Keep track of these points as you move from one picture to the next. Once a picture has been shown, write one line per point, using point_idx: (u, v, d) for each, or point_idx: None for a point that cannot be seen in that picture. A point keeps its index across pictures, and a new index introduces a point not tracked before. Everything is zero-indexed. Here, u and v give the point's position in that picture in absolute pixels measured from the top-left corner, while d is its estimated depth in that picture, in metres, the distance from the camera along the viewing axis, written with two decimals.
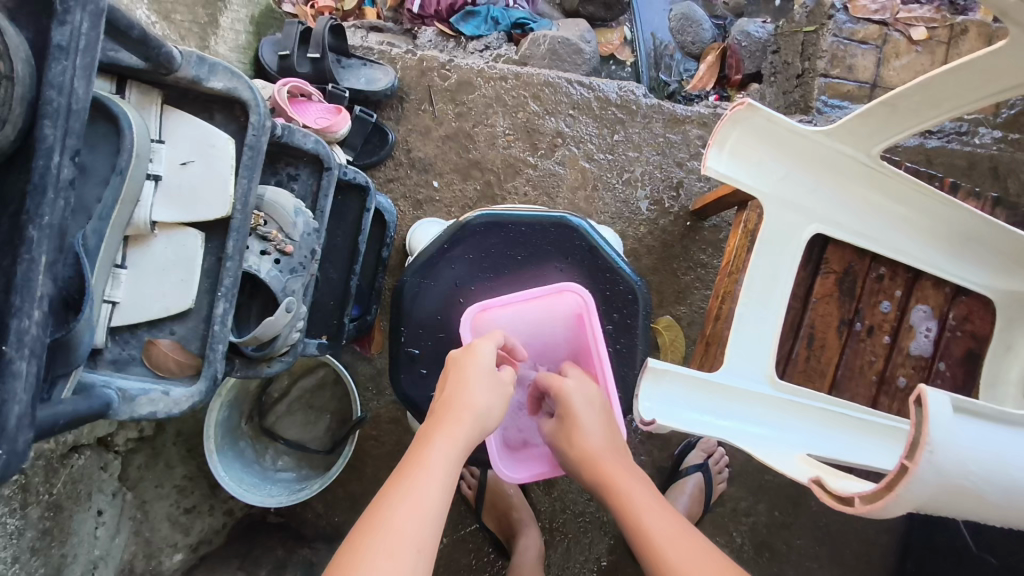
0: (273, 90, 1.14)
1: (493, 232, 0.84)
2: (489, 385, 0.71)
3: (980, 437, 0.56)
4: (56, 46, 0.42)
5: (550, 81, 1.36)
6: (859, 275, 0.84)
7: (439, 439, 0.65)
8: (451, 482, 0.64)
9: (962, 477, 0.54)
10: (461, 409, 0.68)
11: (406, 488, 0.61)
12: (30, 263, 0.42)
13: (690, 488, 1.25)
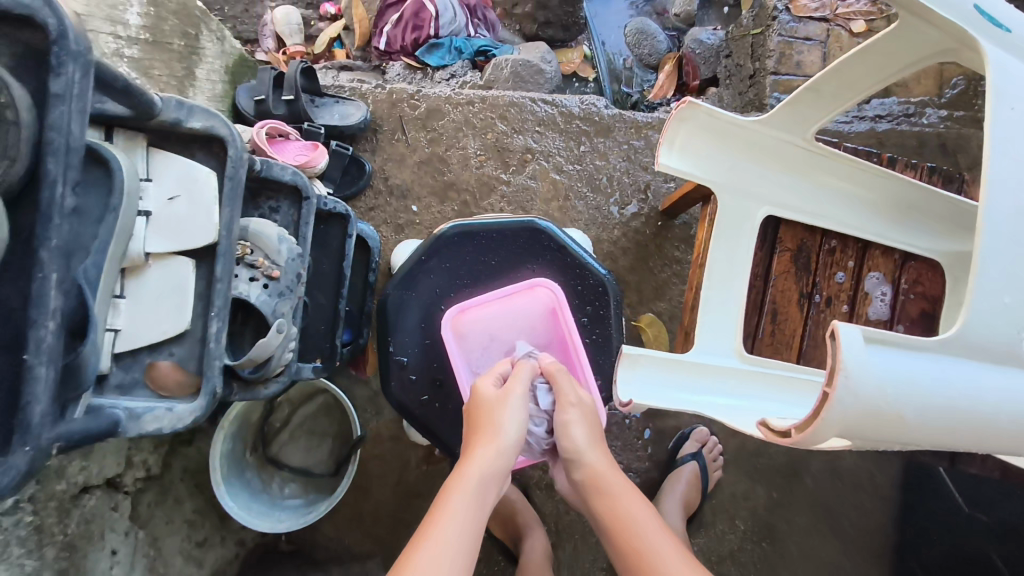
0: (253, 133, 1.20)
1: (466, 240, 0.89)
2: (504, 420, 0.73)
3: (904, 364, 0.59)
4: (54, 94, 0.46)
5: (515, 102, 1.43)
6: (813, 251, 0.90)
7: (461, 489, 0.68)
8: (477, 531, 0.66)
9: (885, 405, 0.57)
10: (484, 456, 0.71)
11: (433, 542, 0.63)
12: (44, 280, 0.47)
13: (686, 475, 1.29)
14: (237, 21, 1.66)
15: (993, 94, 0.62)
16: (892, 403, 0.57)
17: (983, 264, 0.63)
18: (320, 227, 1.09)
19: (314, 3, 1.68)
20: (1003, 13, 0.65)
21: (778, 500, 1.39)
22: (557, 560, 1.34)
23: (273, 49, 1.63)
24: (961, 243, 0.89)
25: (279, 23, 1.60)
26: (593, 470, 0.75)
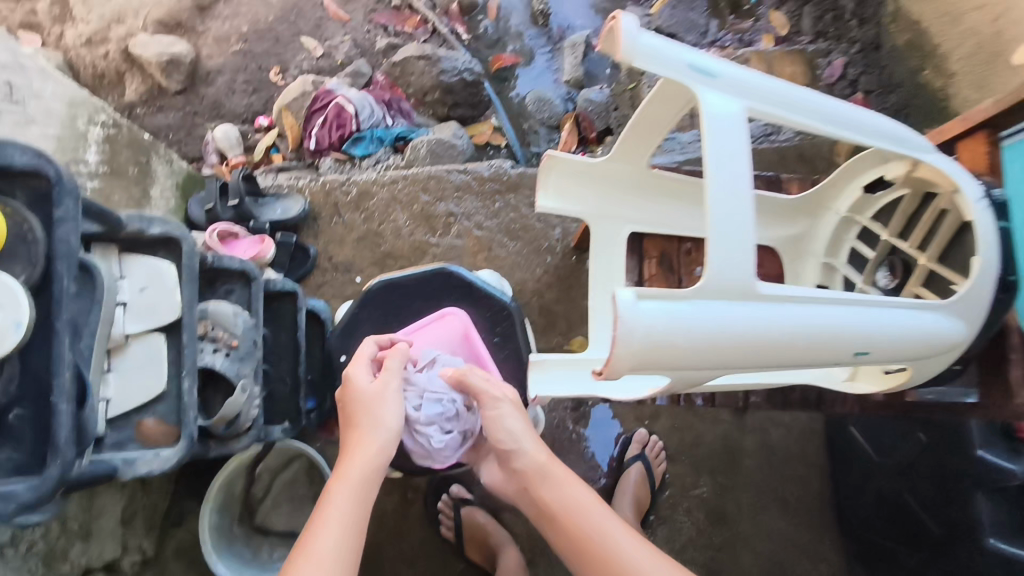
0: (206, 237, 1.40)
1: (392, 291, 1.08)
2: (367, 409, 0.87)
3: (670, 312, 0.68)
4: (60, 218, 0.64)
5: (433, 175, 1.63)
6: (672, 255, 1.12)
7: (339, 482, 0.80)
8: (353, 514, 0.78)
9: (657, 345, 0.67)
10: (361, 446, 0.84)
11: (313, 530, 0.76)
12: (59, 346, 0.62)
13: (634, 477, 1.45)
14: (183, 144, 1.88)
15: (706, 124, 0.71)
16: (664, 337, 0.67)
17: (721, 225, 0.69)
18: (274, 305, 1.27)
19: (249, 119, 1.92)
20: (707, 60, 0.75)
21: (723, 484, 1.55)
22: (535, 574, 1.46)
23: (217, 163, 1.85)
24: (792, 228, 1.10)
25: (220, 140, 1.83)
26: (539, 479, 0.87)
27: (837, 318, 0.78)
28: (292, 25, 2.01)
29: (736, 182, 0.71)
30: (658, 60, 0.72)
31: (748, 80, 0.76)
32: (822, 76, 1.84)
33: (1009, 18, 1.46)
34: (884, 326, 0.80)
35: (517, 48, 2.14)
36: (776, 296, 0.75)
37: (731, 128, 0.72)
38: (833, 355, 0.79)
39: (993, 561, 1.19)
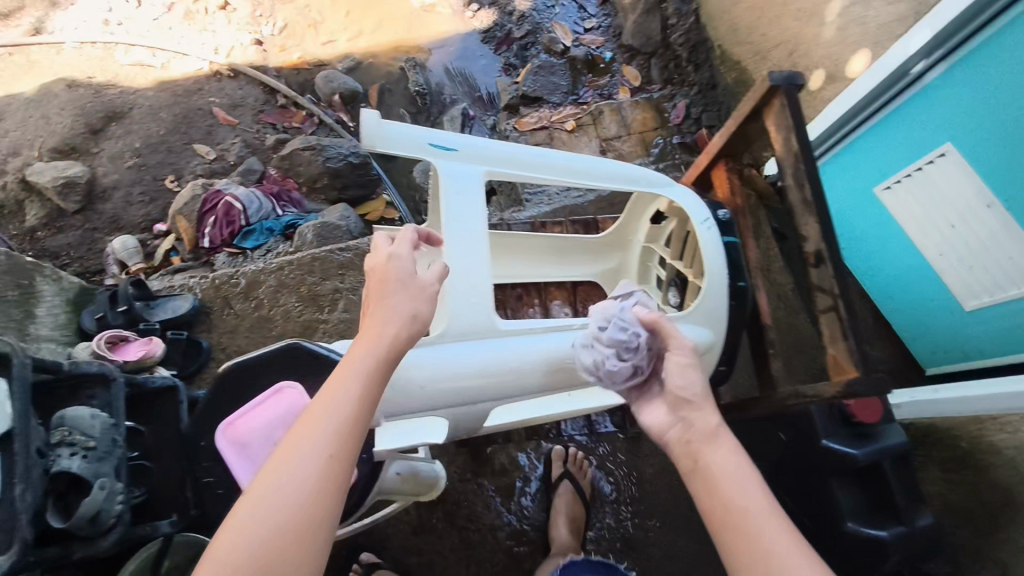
0: (95, 345, 1.46)
1: (241, 374, 1.11)
2: (416, 300, 0.84)
3: (448, 356, 0.99)
4: None
5: (317, 257, 1.74)
6: (505, 301, 1.23)
7: (337, 383, 0.75)
8: (358, 409, 0.74)
9: (437, 382, 0.97)
10: (361, 352, 0.78)
11: (306, 428, 0.71)
12: None
13: (563, 492, 1.55)
14: (84, 259, 1.96)
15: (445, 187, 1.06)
16: (441, 378, 0.97)
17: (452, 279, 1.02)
18: (156, 403, 1.33)
19: (148, 227, 2.02)
20: (450, 140, 1.08)
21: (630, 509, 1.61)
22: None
23: (119, 272, 1.92)
24: (608, 263, 1.24)
25: (119, 251, 1.91)
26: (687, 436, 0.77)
27: (585, 345, 1.06)
28: (183, 135, 2.15)
29: (466, 229, 1.06)
30: (409, 145, 1.04)
31: (487, 151, 1.09)
32: (669, 118, 2.07)
33: (800, 51, 1.73)
34: (637, 341, 1.06)
35: (399, 127, 2.30)
36: (527, 338, 1.05)
37: (461, 191, 1.07)
38: (589, 372, 1.05)
39: (853, 542, 1.23)
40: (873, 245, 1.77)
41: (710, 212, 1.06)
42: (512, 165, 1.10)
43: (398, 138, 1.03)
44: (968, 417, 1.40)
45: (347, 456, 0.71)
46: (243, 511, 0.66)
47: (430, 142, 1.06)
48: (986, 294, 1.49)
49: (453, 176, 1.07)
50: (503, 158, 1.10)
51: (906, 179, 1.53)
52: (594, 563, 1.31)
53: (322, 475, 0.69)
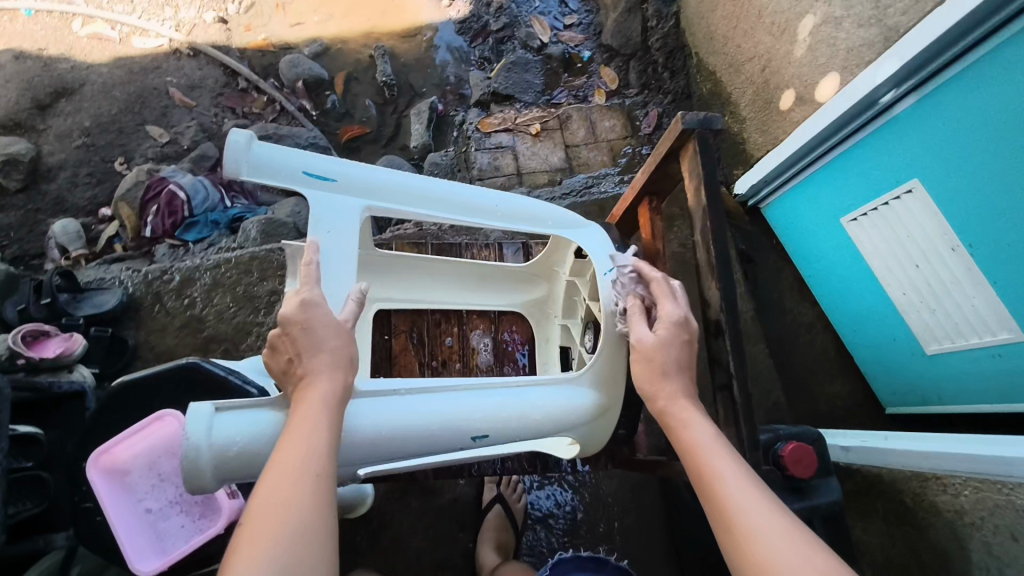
0: (9, 340, 1.37)
1: (129, 392, 1.06)
2: (341, 340, 0.72)
3: (250, 422, 0.70)
4: None
5: (256, 256, 1.69)
6: (422, 326, 1.15)
7: (306, 425, 0.65)
8: (327, 455, 0.64)
9: (231, 456, 0.69)
10: (316, 394, 0.67)
11: (284, 475, 0.60)
12: None
13: (490, 518, 1.49)
14: (24, 241, 1.89)
15: (312, 223, 0.81)
16: (236, 453, 0.69)
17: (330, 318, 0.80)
18: (63, 407, 1.30)
19: (93, 211, 1.95)
20: (330, 165, 0.84)
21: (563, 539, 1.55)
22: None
23: (58, 257, 1.85)
24: (533, 293, 1.17)
25: (59, 235, 1.83)
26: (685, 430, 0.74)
27: (451, 409, 0.81)
28: (137, 115, 2.07)
29: (342, 279, 0.80)
30: (275, 172, 0.80)
31: (374, 181, 0.86)
32: (640, 127, 1.99)
33: (772, 68, 1.66)
34: (517, 403, 0.85)
35: (364, 119, 2.21)
36: (376, 398, 0.78)
37: (337, 232, 0.83)
38: (446, 441, 0.80)
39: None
40: (838, 278, 1.67)
41: (615, 262, 0.92)
42: (407, 202, 0.88)
43: (270, 165, 0.79)
44: (910, 472, 1.34)
45: (329, 502, 0.61)
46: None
47: (304, 169, 0.82)
48: (947, 338, 1.39)
49: (328, 210, 0.83)
50: (397, 191, 0.88)
51: (874, 212, 1.44)
52: (582, 558, 1.09)
53: (314, 526, 0.58)
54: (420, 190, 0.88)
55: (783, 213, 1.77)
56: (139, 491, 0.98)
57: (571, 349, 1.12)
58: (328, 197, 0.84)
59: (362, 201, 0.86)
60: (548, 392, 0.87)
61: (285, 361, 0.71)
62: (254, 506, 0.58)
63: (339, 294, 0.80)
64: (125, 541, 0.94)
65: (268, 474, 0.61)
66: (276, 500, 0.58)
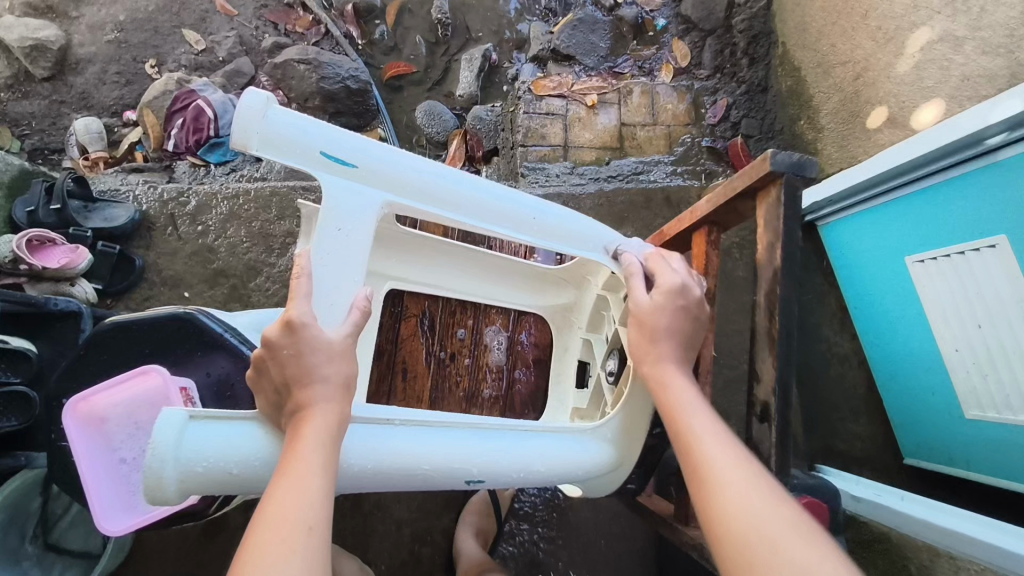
0: (14, 245, 1.29)
1: (119, 334, 1.01)
2: (338, 364, 0.68)
3: (225, 438, 0.66)
4: None
5: (278, 191, 1.60)
6: (436, 313, 1.06)
7: (301, 470, 0.61)
8: (324, 504, 0.60)
9: (198, 473, 0.65)
10: (312, 432, 0.63)
11: (277, 530, 0.56)
12: None
13: (475, 505, 1.43)
14: (45, 133, 1.82)
15: (323, 215, 0.74)
16: (204, 470, 0.65)
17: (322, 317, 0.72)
18: (56, 324, 1.25)
19: (118, 112, 1.85)
20: (354, 148, 0.74)
21: (547, 534, 1.46)
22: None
23: (78, 157, 1.78)
24: (558, 298, 1.09)
25: (81, 133, 1.76)
26: (667, 386, 0.74)
27: (452, 450, 0.73)
28: (174, 16, 1.95)
29: (346, 285, 0.74)
30: (289, 147, 0.71)
31: (402, 174, 0.76)
32: (705, 115, 1.85)
33: (866, 78, 1.49)
34: (522, 452, 0.77)
35: (412, 57, 2.07)
36: (371, 426, 0.72)
37: (349, 228, 0.75)
38: (442, 482, 0.74)
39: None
40: (884, 318, 1.52)
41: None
42: (437, 203, 0.78)
43: (284, 140, 0.71)
44: (924, 543, 1.26)
45: (323, 557, 0.57)
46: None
47: (322, 149, 0.73)
48: (993, 408, 1.24)
49: (344, 201, 0.74)
50: (426, 189, 0.78)
51: (944, 258, 1.28)
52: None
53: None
54: (452, 192, 0.78)
55: (841, 237, 1.63)
56: (114, 442, 0.93)
57: (589, 365, 1.05)
58: (346, 184, 0.75)
59: (384, 194, 0.76)
60: (554, 441, 0.79)
61: (272, 386, 0.67)
62: (245, 562, 0.55)
63: (339, 303, 0.73)
64: (94, 493, 0.90)
65: (259, 527, 0.57)
66: (268, 558, 0.54)
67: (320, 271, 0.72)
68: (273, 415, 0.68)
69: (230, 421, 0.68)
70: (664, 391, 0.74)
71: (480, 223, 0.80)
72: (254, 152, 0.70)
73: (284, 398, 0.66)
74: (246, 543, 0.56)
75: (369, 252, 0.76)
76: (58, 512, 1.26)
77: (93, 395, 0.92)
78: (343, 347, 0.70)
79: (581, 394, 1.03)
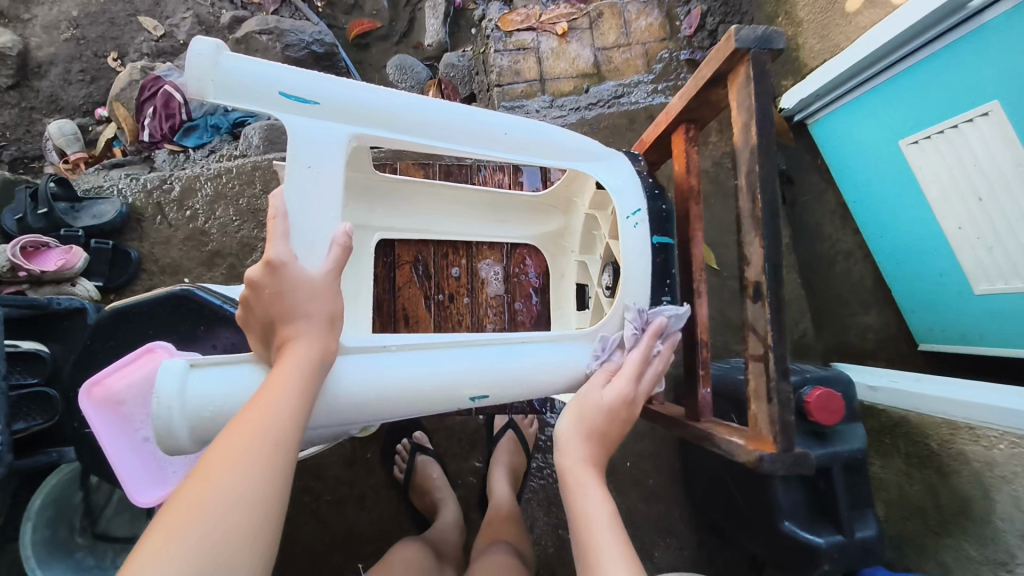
0: (9, 253, 1.31)
1: (119, 320, 1.02)
2: (321, 300, 0.68)
3: (225, 382, 0.69)
4: None
5: (258, 164, 1.59)
6: (428, 257, 1.06)
7: (276, 391, 0.62)
8: (292, 425, 0.61)
9: (206, 417, 0.68)
10: (294, 357, 0.65)
11: (241, 437, 0.57)
12: None
13: (503, 445, 1.43)
14: (21, 142, 1.79)
15: (290, 155, 0.73)
16: (211, 414, 0.68)
17: (297, 237, 0.71)
18: (64, 322, 1.26)
19: (89, 111, 1.84)
20: (311, 83, 0.72)
21: None
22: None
23: (58, 161, 1.75)
24: (549, 226, 1.09)
25: (55, 136, 1.73)
26: (574, 489, 0.69)
27: (451, 368, 0.75)
28: (127, 5, 1.90)
29: (324, 223, 0.73)
30: (247, 92, 0.70)
31: (363, 104, 0.75)
32: (681, 28, 1.78)
33: None
34: (523, 366, 0.78)
35: (374, 12, 2.02)
36: (366, 355, 0.72)
37: (319, 166, 0.74)
38: (446, 401, 0.76)
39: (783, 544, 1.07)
40: (883, 206, 1.50)
41: (643, 201, 0.84)
42: (402, 130, 0.77)
43: (237, 85, 0.69)
44: (941, 419, 1.27)
45: (285, 472, 0.57)
46: (162, 525, 0.50)
47: (280, 89, 0.71)
48: (1001, 278, 1.23)
49: (310, 140, 0.73)
50: (390, 116, 0.76)
51: (939, 134, 1.26)
52: None
53: (264, 494, 0.55)
54: (416, 115, 0.77)
55: (832, 131, 1.59)
56: (133, 422, 0.94)
57: (587, 287, 1.05)
58: (310, 121, 0.73)
59: (349, 127, 0.75)
60: (555, 350, 0.80)
61: (261, 326, 0.68)
62: (209, 456, 0.55)
63: (319, 242, 0.72)
64: (123, 471, 0.91)
65: (229, 431, 0.58)
66: (229, 461, 0.55)
67: (296, 211, 0.72)
68: (265, 353, 0.69)
69: (230, 365, 0.70)
70: (574, 484, 0.70)
71: (449, 144, 0.80)
72: (210, 101, 0.69)
73: (273, 335, 0.67)
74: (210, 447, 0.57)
75: (342, 186, 0.75)
76: (100, 501, 1.30)
77: (101, 382, 0.93)
78: (325, 283, 0.69)
79: (583, 315, 1.04)
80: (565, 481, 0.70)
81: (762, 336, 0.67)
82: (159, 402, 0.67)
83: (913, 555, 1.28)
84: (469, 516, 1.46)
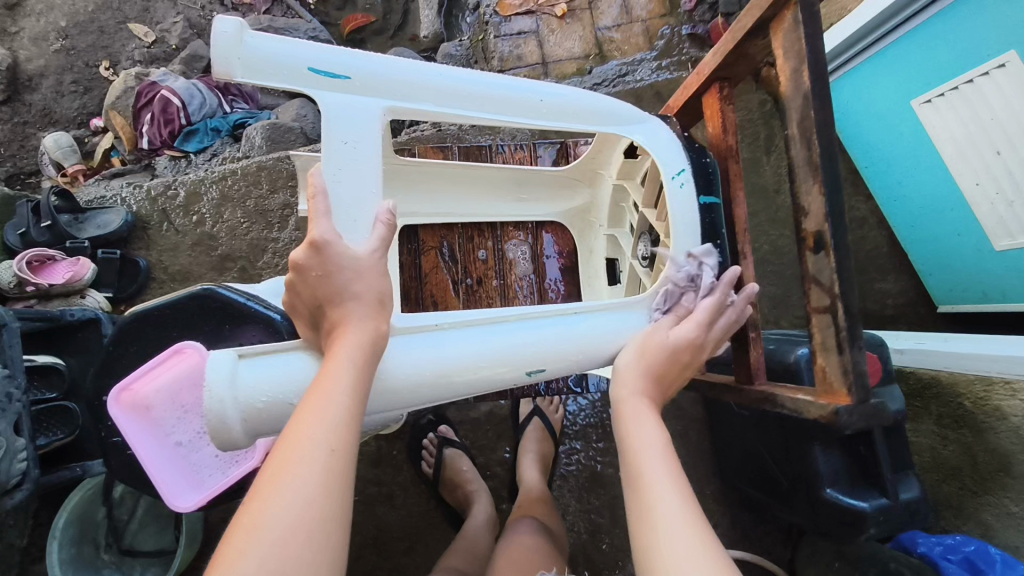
0: (15, 268, 1.28)
1: (142, 323, 1.00)
2: (369, 279, 0.66)
3: (277, 370, 0.67)
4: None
5: (264, 164, 1.56)
6: (453, 242, 1.07)
7: (328, 388, 0.59)
8: (348, 424, 0.59)
9: (260, 407, 0.66)
10: (344, 348, 0.62)
11: (296, 447, 0.55)
12: None
13: (531, 433, 1.40)
14: (17, 158, 1.75)
15: (324, 132, 0.71)
16: (264, 404, 0.66)
17: (339, 214, 0.70)
18: (77, 334, 1.23)
19: (84, 122, 1.80)
20: (339, 58, 0.71)
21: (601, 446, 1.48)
22: (415, 564, 1.39)
23: (55, 174, 1.72)
24: (574, 201, 1.09)
25: (52, 149, 1.69)
26: (628, 421, 0.67)
27: (502, 342, 0.73)
28: (116, 12, 1.87)
29: (365, 198, 0.71)
30: (275, 71, 0.68)
31: (394, 76, 0.74)
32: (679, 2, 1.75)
33: None
34: (574, 339, 0.76)
35: (367, 7, 2.00)
36: (414, 335, 0.71)
37: (354, 141, 0.72)
38: (500, 380, 0.74)
39: (831, 512, 1.04)
40: (897, 169, 1.48)
41: (685, 159, 0.83)
42: (434, 101, 0.76)
43: (266, 64, 0.68)
44: (974, 376, 1.24)
45: (343, 479, 0.55)
46: (228, 553, 0.50)
47: (308, 65, 0.70)
48: (1023, 234, 1.22)
49: (343, 115, 0.72)
50: (422, 88, 0.75)
51: (952, 92, 1.24)
52: None
53: (324, 507, 0.53)
54: (448, 86, 0.76)
55: (842, 98, 1.58)
56: (166, 426, 0.92)
57: (618, 261, 1.05)
58: (342, 97, 0.72)
59: (382, 101, 0.74)
60: (605, 319, 0.79)
61: (309, 309, 0.66)
62: (266, 470, 0.54)
63: (361, 218, 0.70)
64: (160, 478, 0.90)
65: (284, 439, 0.56)
66: (286, 475, 0.53)
67: (335, 187, 0.70)
68: (314, 337, 0.68)
69: (279, 353, 0.69)
70: (627, 420, 0.67)
71: (481, 114, 0.79)
72: (239, 80, 0.68)
73: (321, 319, 0.65)
74: (269, 458, 0.55)
75: (379, 161, 0.73)
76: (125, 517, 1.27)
77: (130, 385, 0.90)
78: (371, 261, 0.67)
79: (615, 289, 1.04)
80: (621, 411, 0.68)
81: (827, 286, 0.69)
82: (209, 394, 0.65)
83: (951, 518, 1.25)
84: (501, 507, 1.44)
